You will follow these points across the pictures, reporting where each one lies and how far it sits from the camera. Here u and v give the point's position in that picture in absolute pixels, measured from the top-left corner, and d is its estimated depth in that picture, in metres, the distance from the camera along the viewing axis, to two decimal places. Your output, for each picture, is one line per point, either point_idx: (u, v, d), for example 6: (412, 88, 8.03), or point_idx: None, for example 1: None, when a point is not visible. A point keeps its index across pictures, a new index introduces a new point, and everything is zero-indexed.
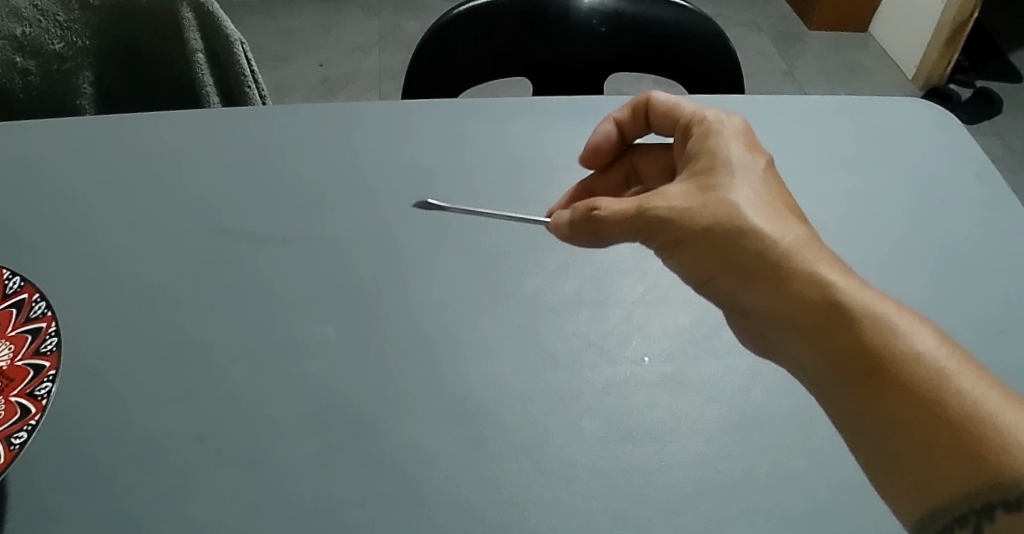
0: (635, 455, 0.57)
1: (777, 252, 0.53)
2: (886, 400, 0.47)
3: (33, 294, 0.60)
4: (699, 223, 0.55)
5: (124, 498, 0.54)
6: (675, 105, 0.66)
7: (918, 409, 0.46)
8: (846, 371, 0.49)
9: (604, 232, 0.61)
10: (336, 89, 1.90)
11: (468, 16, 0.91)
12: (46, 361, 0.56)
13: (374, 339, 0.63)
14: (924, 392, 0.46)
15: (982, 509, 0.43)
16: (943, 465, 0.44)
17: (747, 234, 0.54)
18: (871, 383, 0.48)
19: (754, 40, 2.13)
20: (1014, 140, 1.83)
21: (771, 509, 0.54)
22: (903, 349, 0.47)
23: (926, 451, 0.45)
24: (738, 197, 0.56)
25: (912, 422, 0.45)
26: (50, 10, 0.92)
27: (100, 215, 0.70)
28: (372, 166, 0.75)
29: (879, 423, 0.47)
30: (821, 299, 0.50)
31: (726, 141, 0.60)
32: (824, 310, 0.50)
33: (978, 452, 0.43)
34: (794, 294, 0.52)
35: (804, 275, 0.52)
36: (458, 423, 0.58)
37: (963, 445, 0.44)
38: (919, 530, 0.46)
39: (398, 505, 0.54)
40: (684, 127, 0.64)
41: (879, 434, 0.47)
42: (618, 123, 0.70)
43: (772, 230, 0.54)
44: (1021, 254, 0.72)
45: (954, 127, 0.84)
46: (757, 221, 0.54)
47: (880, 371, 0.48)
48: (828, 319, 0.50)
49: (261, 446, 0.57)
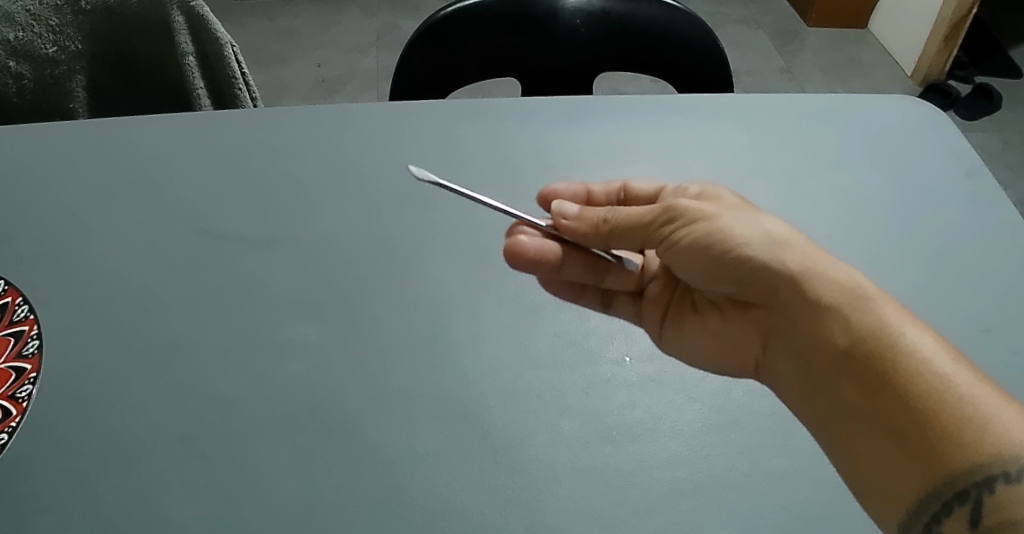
0: (616, 454, 0.57)
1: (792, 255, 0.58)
2: (895, 381, 0.51)
3: (16, 298, 0.65)
4: (721, 225, 0.60)
5: (106, 498, 0.54)
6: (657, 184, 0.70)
7: (926, 385, 0.50)
8: (858, 355, 0.53)
9: (617, 234, 0.63)
10: (334, 89, 1.91)
11: (455, 17, 0.92)
12: (28, 364, 0.61)
13: (357, 339, 0.63)
14: (930, 370, 0.51)
15: (983, 481, 0.47)
16: (951, 438, 0.48)
17: (765, 237, 0.59)
18: (882, 367, 0.52)
19: (753, 37, 2.13)
20: (1012, 136, 1.83)
21: (750, 509, 0.54)
22: (910, 335, 0.53)
23: (935, 425, 0.49)
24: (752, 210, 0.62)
25: (920, 399, 0.50)
26: (43, 14, 0.93)
27: (88, 217, 0.71)
28: (357, 168, 0.76)
29: (890, 401, 0.51)
30: (835, 292, 0.56)
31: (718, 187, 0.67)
32: (838, 302, 0.55)
33: (983, 424, 0.48)
34: (810, 287, 0.57)
35: (817, 272, 0.57)
36: (440, 423, 0.58)
37: (969, 418, 0.48)
38: (922, 506, 0.49)
39: (378, 506, 0.54)
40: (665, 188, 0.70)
41: (888, 412, 0.51)
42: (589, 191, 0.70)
43: (787, 233, 0.59)
44: (1007, 252, 0.72)
45: (944, 124, 0.83)
46: (772, 229, 0.60)
47: (888, 356, 0.52)
48: (841, 309, 0.55)
49: (242, 447, 0.57)
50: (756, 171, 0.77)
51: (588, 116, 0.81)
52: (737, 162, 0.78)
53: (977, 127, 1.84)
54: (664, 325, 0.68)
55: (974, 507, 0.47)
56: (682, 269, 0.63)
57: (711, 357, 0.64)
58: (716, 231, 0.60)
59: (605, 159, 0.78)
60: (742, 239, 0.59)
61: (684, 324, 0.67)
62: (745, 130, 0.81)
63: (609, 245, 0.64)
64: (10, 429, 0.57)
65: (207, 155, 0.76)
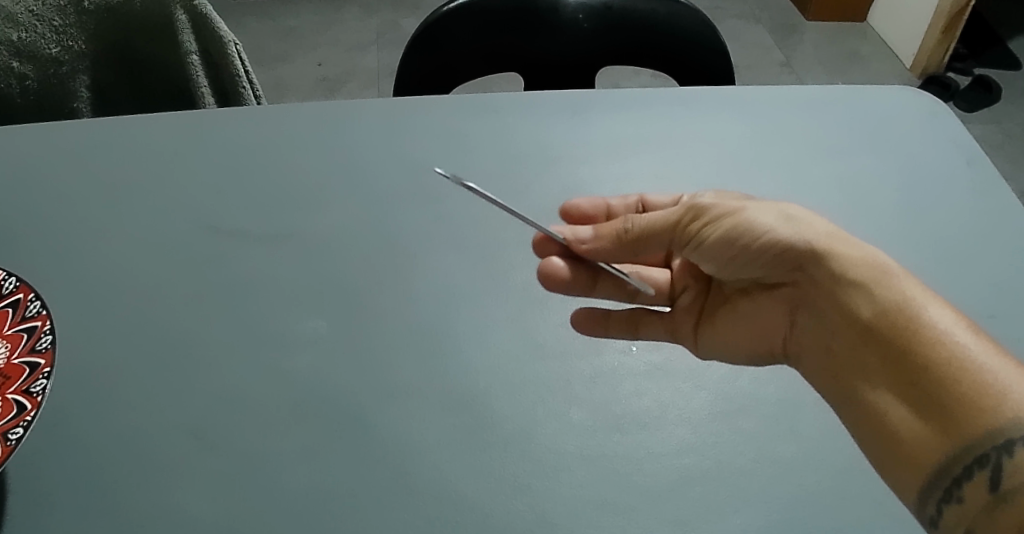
0: (625, 443, 0.58)
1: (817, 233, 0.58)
2: (916, 351, 0.51)
3: (28, 293, 0.61)
4: (745, 208, 0.60)
5: (121, 492, 0.55)
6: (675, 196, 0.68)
7: (947, 352, 0.50)
8: (879, 327, 0.53)
9: (639, 242, 0.62)
10: (335, 87, 1.91)
11: (457, 13, 0.92)
12: (41, 359, 0.56)
13: (365, 332, 0.64)
14: (952, 337, 0.51)
15: (1003, 445, 0.47)
16: (974, 402, 0.48)
17: (792, 218, 0.59)
18: (903, 337, 0.52)
19: (752, 32, 2.13)
20: (1013, 128, 1.83)
21: (759, 495, 0.55)
22: (932, 305, 0.53)
23: (957, 390, 0.49)
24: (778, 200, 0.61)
25: (941, 366, 0.50)
26: (46, 15, 0.93)
27: (96, 215, 0.71)
28: (363, 163, 0.76)
29: (912, 370, 0.51)
30: (857, 269, 0.56)
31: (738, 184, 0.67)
32: (860, 281, 0.55)
33: (1004, 386, 0.48)
34: (832, 266, 0.57)
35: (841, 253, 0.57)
36: (450, 413, 0.59)
37: (991, 382, 0.48)
38: (947, 470, 0.49)
39: (390, 495, 0.55)
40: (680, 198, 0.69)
41: (913, 382, 0.51)
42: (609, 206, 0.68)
43: (812, 220, 0.59)
44: (1009, 239, 0.72)
45: (945, 113, 0.84)
46: (796, 210, 0.60)
47: (908, 327, 0.52)
48: (864, 284, 0.55)
49: (253, 440, 0.58)
50: (759, 163, 0.78)
51: (591, 109, 0.82)
52: (739, 154, 0.78)
53: (977, 118, 1.84)
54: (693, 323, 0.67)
55: (989, 481, 0.48)
56: (706, 259, 0.63)
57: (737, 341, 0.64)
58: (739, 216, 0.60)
59: (609, 151, 0.78)
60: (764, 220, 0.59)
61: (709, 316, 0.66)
62: (747, 121, 0.81)
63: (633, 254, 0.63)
64: (25, 423, 0.53)
65: (213, 152, 0.76)
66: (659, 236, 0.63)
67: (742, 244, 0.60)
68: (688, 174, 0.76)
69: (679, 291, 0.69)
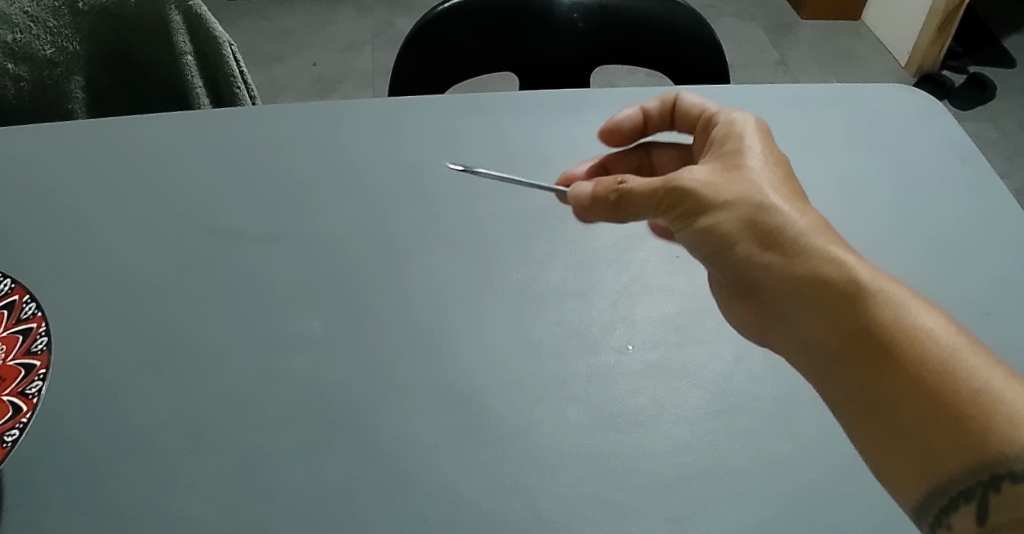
0: (621, 442, 0.58)
1: (793, 233, 0.53)
2: (895, 375, 0.47)
3: (23, 295, 0.61)
4: (716, 204, 0.55)
5: (117, 493, 0.55)
6: (701, 105, 0.67)
7: (922, 380, 0.46)
8: (851, 349, 0.49)
9: (628, 205, 0.61)
10: (330, 88, 1.91)
11: (452, 13, 0.92)
12: (37, 360, 0.56)
13: (362, 332, 0.64)
14: (933, 364, 0.46)
15: (988, 481, 0.43)
16: (952, 437, 0.44)
17: (767, 215, 0.54)
18: (881, 358, 0.48)
19: (748, 31, 2.13)
20: (1008, 125, 1.83)
21: (755, 494, 0.55)
22: (911, 324, 0.48)
23: (933, 426, 0.45)
24: (759, 181, 0.55)
25: (919, 397, 0.46)
26: (40, 16, 0.93)
27: (92, 216, 0.71)
28: (358, 163, 0.76)
29: (889, 396, 0.47)
30: (834, 277, 0.51)
31: (746, 133, 0.60)
32: (836, 291, 0.50)
33: (987, 420, 0.44)
34: (803, 273, 0.52)
35: (817, 253, 0.52)
36: (446, 412, 0.59)
37: (971, 418, 0.44)
38: (930, 502, 0.46)
39: (386, 495, 0.55)
40: (705, 123, 0.65)
41: (888, 410, 0.47)
42: (644, 111, 0.70)
43: (790, 212, 0.54)
44: (1005, 236, 0.72)
45: (939, 112, 0.84)
46: (775, 201, 0.54)
47: (887, 347, 0.48)
48: (837, 300, 0.50)
49: (250, 441, 0.57)
50: None
51: (587, 108, 0.82)
52: None
53: (971, 116, 1.85)
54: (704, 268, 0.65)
55: (977, 516, 0.44)
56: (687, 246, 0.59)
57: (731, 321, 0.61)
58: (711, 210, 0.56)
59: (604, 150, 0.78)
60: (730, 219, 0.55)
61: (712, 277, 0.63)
62: None
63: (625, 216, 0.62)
64: (21, 425, 0.52)
65: (208, 152, 0.76)
66: (644, 206, 0.60)
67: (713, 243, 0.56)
68: None
69: None
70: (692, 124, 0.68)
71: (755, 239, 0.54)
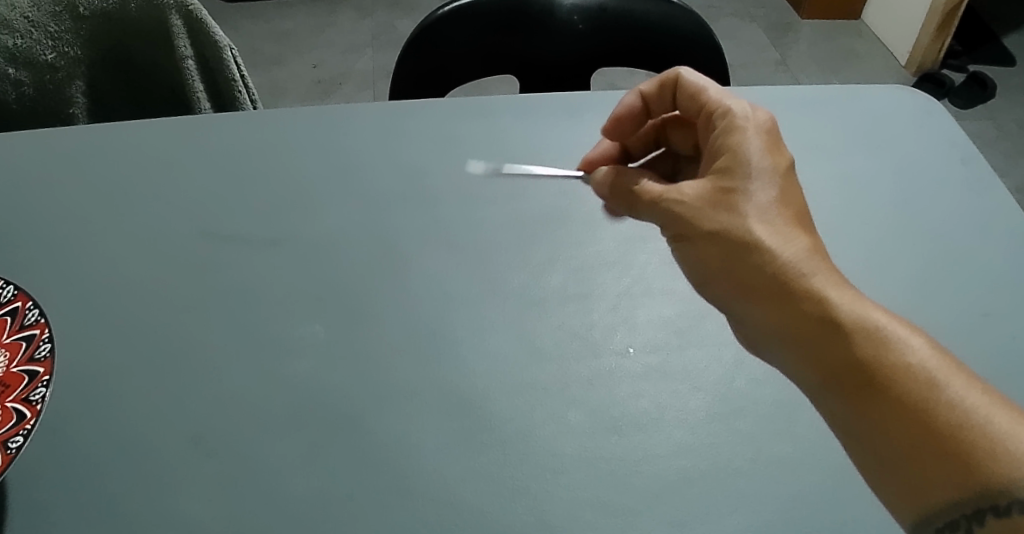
0: (622, 445, 0.58)
1: (780, 265, 0.54)
2: (876, 404, 0.48)
3: (26, 302, 0.61)
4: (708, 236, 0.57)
5: (121, 499, 0.55)
6: (700, 90, 0.64)
7: (901, 415, 0.47)
8: (835, 381, 0.50)
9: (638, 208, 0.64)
10: (331, 90, 1.91)
11: (452, 16, 0.92)
12: (41, 367, 0.57)
13: (364, 336, 0.64)
14: (916, 399, 0.47)
15: (972, 514, 0.44)
16: (932, 471, 0.45)
17: (755, 249, 0.55)
18: (865, 389, 0.49)
19: (748, 30, 2.13)
20: (1008, 124, 1.83)
21: (755, 497, 0.55)
22: (887, 358, 0.49)
23: (912, 459, 0.46)
24: (748, 207, 0.57)
25: (900, 431, 0.47)
26: (41, 21, 0.93)
27: (94, 222, 0.71)
28: (359, 168, 0.76)
29: (872, 430, 0.48)
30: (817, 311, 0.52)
31: (747, 136, 0.59)
32: (820, 320, 0.51)
33: (960, 455, 0.45)
34: (790, 306, 0.53)
35: (804, 287, 0.53)
36: (448, 416, 0.59)
37: (943, 452, 0.45)
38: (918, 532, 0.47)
39: (388, 499, 0.55)
40: (706, 115, 0.63)
41: (872, 442, 0.48)
42: (642, 96, 0.69)
43: (775, 241, 0.55)
44: (1005, 237, 0.72)
45: (939, 113, 0.84)
46: (763, 234, 0.55)
47: (871, 379, 0.49)
48: (819, 332, 0.51)
49: (252, 446, 0.58)
50: None
51: (587, 111, 0.82)
52: None
53: (971, 115, 1.85)
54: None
55: None
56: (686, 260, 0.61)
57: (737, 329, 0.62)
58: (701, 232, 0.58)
59: None
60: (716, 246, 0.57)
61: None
62: None
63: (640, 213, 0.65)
64: (25, 432, 0.53)
65: (210, 157, 0.76)
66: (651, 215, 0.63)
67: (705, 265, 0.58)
68: None
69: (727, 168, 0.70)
70: (695, 110, 0.65)
71: (741, 265, 0.55)
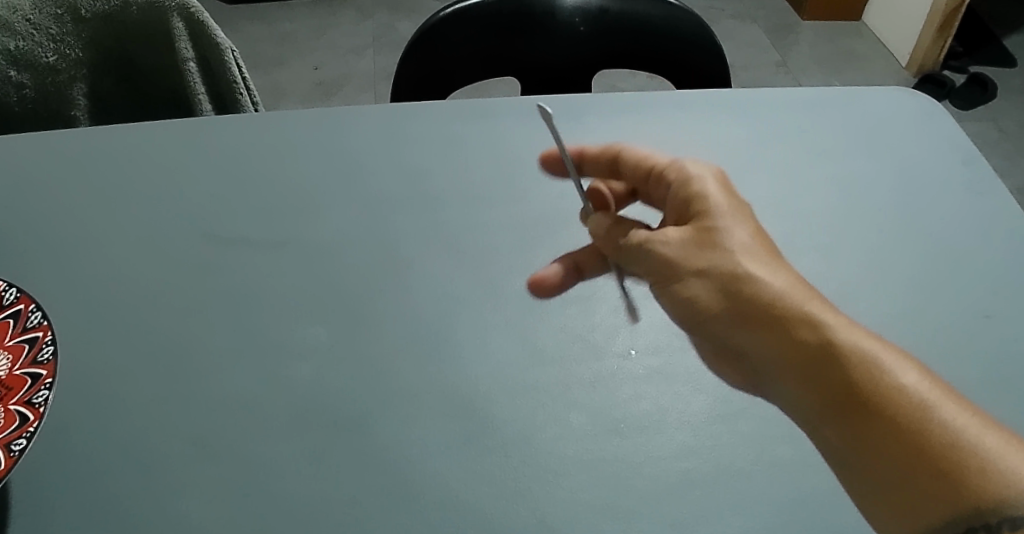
0: (623, 447, 0.58)
1: (767, 299, 0.53)
2: (874, 434, 0.48)
3: (29, 304, 0.61)
4: (692, 276, 0.56)
5: (123, 501, 0.55)
6: (646, 156, 0.65)
7: (900, 437, 0.47)
8: (831, 409, 0.50)
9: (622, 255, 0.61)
10: (332, 91, 1.91)
11: (454, 18, 0.93)
12: (43, 369, 0.57)
13: (366, 338, 0.64)
14: (914, 422, 0.47)
15: (971, 532, 0.44)
16: (935, 492, 0.45)
17: (740, 285, 0.54)
18: (862, 420, 0.49)
19: (748, 31, 2.13)
20: (1009, 125, 1.83)
21: (757, 498, 0.55)
22: (881, 385, 0.49)
23: (915, 479, 0.46)
24: (732, 243, 0.56)
25: (900, 456, 0.47)
26: (43, 23, 0.93)
27: (97, 224, 0.71)
28: (361, 170, 0.76)
29: (872, 456, 0.48)
30: (809, 343, 0.51)
31: (709, 188, 0.60)
32: (815, 351, 0.51)
33: (961, 471, 0.45)
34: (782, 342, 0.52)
35: (793, 321, 0.52)
36: (450, 418, 0.59)
37: (945, 470, 0.45)
38: None
39: (390, 501, 0.55)
40: (660, 175, 0.64)
41: (872, 469, 0.48)
42: (582, 156, 0.68)
43: (765, 272, 0.54)
44: (1006, 239, 0.72)
45: (941, 115, 0.84)
46: (748, 270, 0.54)
47: (868, 409, 0.48)
48: (813, 364, 0.51)
49: (255, 448, 0.58)
50: (757, 164, 0.78)
51: (588, 114, 0.82)
52: (737, 156, 0.79)
53: (972, 115, 1.85)
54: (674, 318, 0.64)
55: None
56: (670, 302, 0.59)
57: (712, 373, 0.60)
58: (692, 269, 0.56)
59: None
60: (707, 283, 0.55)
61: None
62: (744, 125, 0.81)
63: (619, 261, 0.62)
64: (28, 434, 0.53)
65: (212, 159, 0.76)
66: (632, 260, 0.60)
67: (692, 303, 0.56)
68: None
69: None
70: (641, 177, 0.66)
71: (733, 301, 0.54)
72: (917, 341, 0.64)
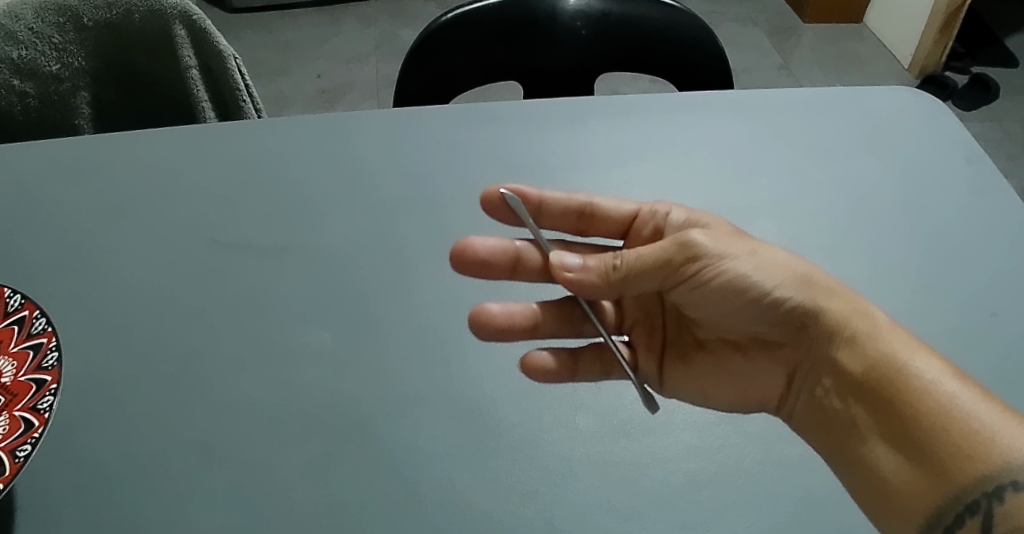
0: (630, 449, 0.58)
1: (806, 290, 0.60)
2: (906, 403, 0.54)
3: (34, 310, 0.61)
4: (733, 269, 0.61)
5: (129, 508, 0.55)
6: (621, 207, 0.69)
7: (937, 400, 0.53)
8: (872, 377, 0.56)
9: (629, 278, 0.61)
10: (335, 100, 1.92)
11: (454, 24, 0.93)
12: (48, 376, 0.56)
13: (371, 344, 0.64)
14: (940, 387, 0.54)
15: (992, 491, 0.50)
16: (962, 452, 0.52)
17: (779, 275, 0.61)
18: (893, 393, 0.55)
19: (750, 35, 2.13)
20: (1013, 126, 1.83)
21: (765, 499, 0.55)
22: (919, 356, 0.56)
23: (950, 439, 0.52)
24: (763, 248, 0.63)
25: (929, 420, 0.53)
26: (45, 32, 0.93)
27: (101, 231, 0.71)
28: (365, 174, 0.76)
29: (903, 421, 0.54)
30: (850, 323, 0.59)
31: (705, 217, 0.66)
32: (852, 332, 0.58)
33: (992, 433, 0.52)
34: (826, 324, 0.60)
35: (830, 309, 0.60)
36: (456, 422, 0.59)
37: (979, 429, 0.52)
38: (945, 512, 0.52)
39: (398, 506, 0.55)
40: (646, 225, 0.68)
41: (902, 433, 0.54)
42: (539, 201, 0.67)
43: (803, 267, 0.61)
44: (1010, 236, 0.72)
45: (943, 114, 0.84)
46: (786, 263, 0.61)
47: (900, 382, 0.55)
48: (858, 337, 0.58)
49: (262, 453, 0.58)
50: (757, 166, 0.78)
51: (590, 116, 0.82)
52: (738, 158, 0.78)
53: (975, 116, 1.84)
54: (661, 377, 0.67)
55: None
56: (703, 302, 0.64)
57: (722, 394, 0.64)
58: (736, 261, 0.61)
59: (609, 158, 0.78)
60: (760, 271, 0.61)
61: (686, 366, 0.67)
62: (746, 125, 0.81)
63: (621, 291, 0.61)
64: (34, 440, 0.52)
65: (215, 165, 0.77)
66: (648, 275, 0.61)
67: (736, 291, 0.62)
68: (687, 180, 0.76)
69: (628, 326, 0.70)
70: (615, 230, 0.70)
71: (790, 287, 0.61)
72: (925, 340, 0.64)
